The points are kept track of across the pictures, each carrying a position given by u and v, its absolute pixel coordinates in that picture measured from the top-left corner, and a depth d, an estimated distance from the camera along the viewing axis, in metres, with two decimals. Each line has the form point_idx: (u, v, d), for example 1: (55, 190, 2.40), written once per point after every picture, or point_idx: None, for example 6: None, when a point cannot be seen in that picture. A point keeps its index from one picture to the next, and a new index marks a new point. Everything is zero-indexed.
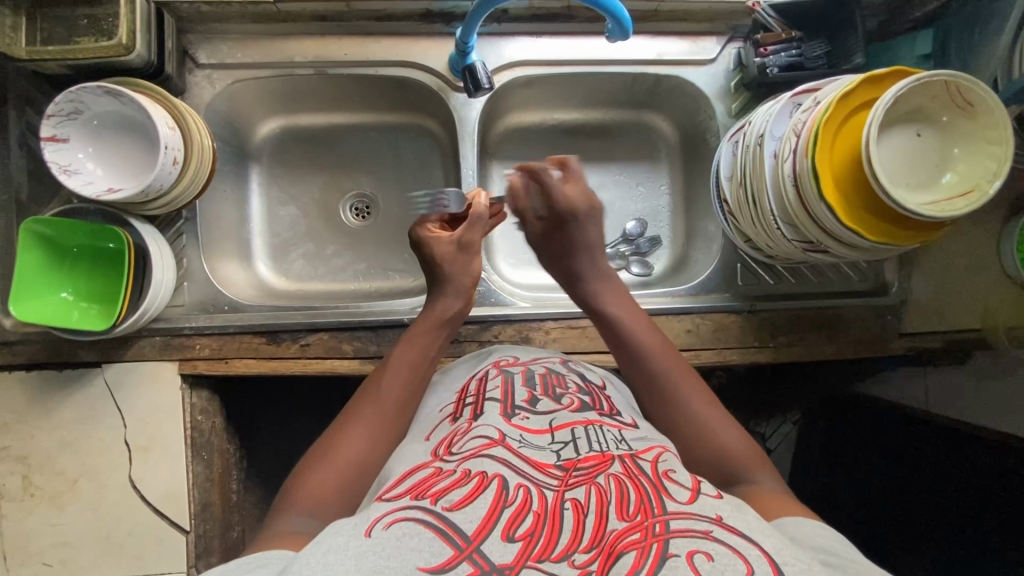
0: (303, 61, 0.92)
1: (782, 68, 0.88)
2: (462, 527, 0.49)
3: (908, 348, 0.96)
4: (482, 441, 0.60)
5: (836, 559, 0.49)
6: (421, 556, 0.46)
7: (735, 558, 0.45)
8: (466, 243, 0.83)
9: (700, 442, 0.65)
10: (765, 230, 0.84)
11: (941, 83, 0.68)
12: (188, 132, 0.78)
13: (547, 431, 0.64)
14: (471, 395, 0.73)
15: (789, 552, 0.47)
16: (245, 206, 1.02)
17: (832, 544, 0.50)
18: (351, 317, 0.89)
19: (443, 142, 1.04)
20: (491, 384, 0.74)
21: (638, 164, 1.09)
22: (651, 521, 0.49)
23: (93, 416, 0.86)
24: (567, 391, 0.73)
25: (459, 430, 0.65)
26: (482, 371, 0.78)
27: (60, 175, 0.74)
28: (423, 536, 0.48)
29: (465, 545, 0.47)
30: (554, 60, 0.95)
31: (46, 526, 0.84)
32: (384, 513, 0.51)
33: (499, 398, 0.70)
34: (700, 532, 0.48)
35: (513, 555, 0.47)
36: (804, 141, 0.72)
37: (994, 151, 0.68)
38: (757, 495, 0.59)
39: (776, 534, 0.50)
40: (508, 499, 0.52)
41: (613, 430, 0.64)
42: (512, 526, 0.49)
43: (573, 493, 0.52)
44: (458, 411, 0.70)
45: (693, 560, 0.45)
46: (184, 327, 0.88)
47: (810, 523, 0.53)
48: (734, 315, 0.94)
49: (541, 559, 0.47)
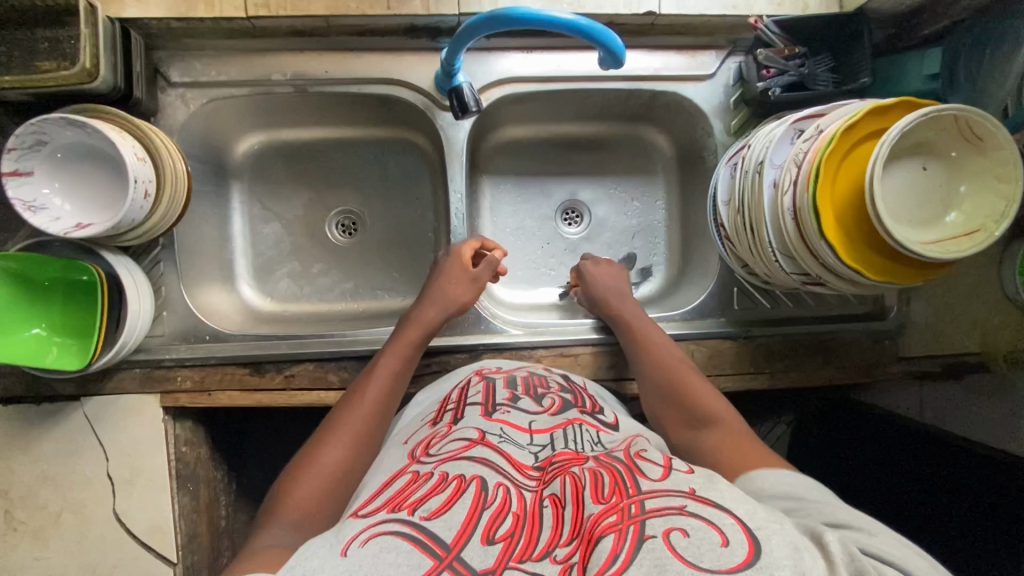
0: (280, 79, 0.87)
1: (785, 87, 0.85)
2: (441, 537, 0.47)
3: (907, 372, 0.95)
4: (461, 443, 0.59)
5: (800, 504, 0.53)
6: (401, 570, 0.44)
7: (710, 530, 0.44)
8: (479, 280, 0.86)
9: (680, 399, 0.73)
10: (762, 260, 0.81)
11: (950, 118, 0.64)
12: (160, 159, 0.75)
13: (527, 431, 0.63)
14: (452, 403, 0.70)
15: (762, 515, 0.46)
16: (227, 226, 0.99)
17: (797, 490, 0.54)
18: (336, 347, 0.87)
19: (431, 157, 1.01)
20: (472, 391, 0.71)
21: (633, 178, 1.06)
22: (627, 503, 0.47)
23: (73, 450, 0.84)
24: (549, 391, 0.72)
25: (437, 433, 0.64)
26: (464, 381, 0.76)
27: (26, 212, 0.69)
28: (400, 550, 0.46)
29: (445, 555, 0.46)
30: (546, 77, 0.91)
31: (30, 560, 0.83)
32: (361, 530, 0.49)
33: (480, 401, 0.68)
34: (676, 509, 0.47)
35: (494, 558, 0.45)
36: (806, 175, 0.69)
37: (1003, 189, 0.65)
38: (724, 442, 0.65)
39: (748, 498, 0.49)
40: (487, 500, 0.51)
41: (591, 430, 0.64)
42: (491, 529, 0.48)
43: (550, 490, 0.52)
44: (439, 417, 0.69)
45: (671, 538, 0.44)
46: (165, 359, 0.85)
47: (777, 473, 0.57)
48: (730, 341, 0.92)
49: (523, 560, 0.45)
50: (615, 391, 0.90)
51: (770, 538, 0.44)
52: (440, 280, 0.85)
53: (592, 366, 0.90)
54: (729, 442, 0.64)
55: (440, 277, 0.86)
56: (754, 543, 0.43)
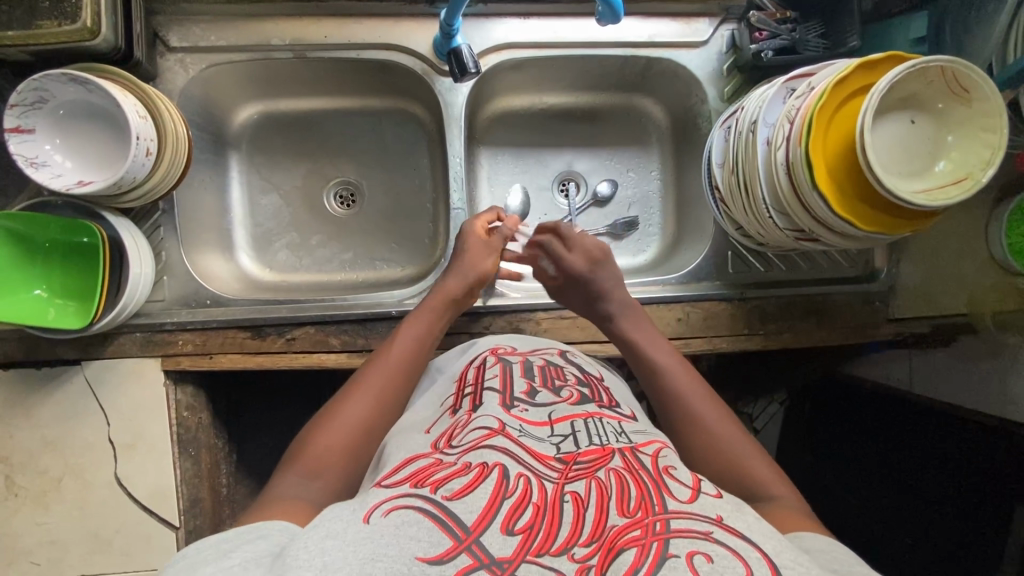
0: (279, 45, 0.88)
1: (776, 51, 0.87)
2: (462, 518, 0.48)
3: (896, 333, 0.97)
4: (482, 432, 0.59)
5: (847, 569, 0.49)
6: (420, 546, 0.46)
7: (734, 560, 0.45)
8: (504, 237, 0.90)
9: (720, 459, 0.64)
10: (756, 219, 0.83)
11: (938, 70, 0.66)
12: (162, 121, 0.75)
13: (547, 424, 0.63)
14: (470, 384, 0.71)
15: (789, 556, 0.47)
16: (226, 195, 0.99)
17: (845, 558, 0.50)
18: (337, 310, 0.88)
19: (429, 128, 1.02)
20: (489, 372, 0.72)
21: (629, 149, 1.08)
22: (651, 519, 0.48)
23: (74, 415, 0.84)
24: (566, 383, 0.72)
25: (459, 423, 0.64)
26: (480, 359, 0.77)
27: (28, 168, 0.70)
28: (422, 526, 0.47)
29: (464, 537, 0.47)
30: (542, 43, 0.92)
31: (32, 525, 0.83)
32: (384, 500, 0.51)
33: (498, 388, 0.68)
34: (701, 533, 0.47)
35: (513, 548, 0.46)
36: (798, 128, 0.71)
37: (987, 138, 0.67)
38: (774, 512, 0.59)
39: (776, 536, 0.50)
40: (509, 490, 0.51)
41: (612, 422, 0.64)
42: (512, 518, 0.48)
43: (573, 487, 0.52)
44: (458, 402, 0.69)
45: (693, 561, 0.44)
46: (166, 323, 0.86)
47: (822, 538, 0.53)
48: (725, 303, 0.94)
49: (541, 553, 0.46)
50: (614, 354, 0.91)
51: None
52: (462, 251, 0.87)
53: (590, 329, 0.91)
54: (776, 510, 0.58)
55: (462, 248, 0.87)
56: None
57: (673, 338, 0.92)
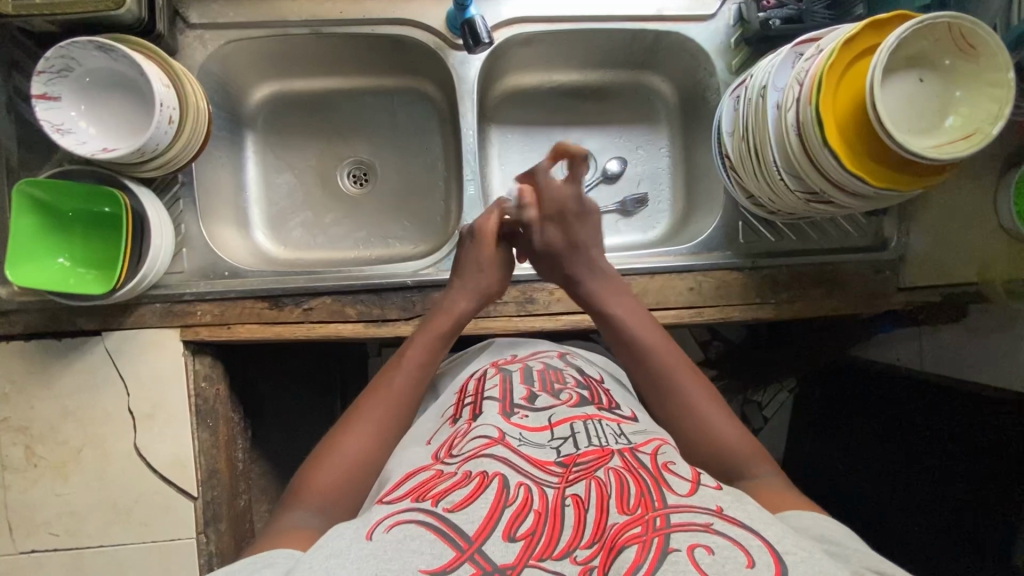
0: (297, 21, 0.90)
1: (783, 20, 0.88)
2: (463, 529, 0.49)
3: (908, 303, 0.97)
4: (482, 441, 0.61)
5: (839, 548, 0.50)
6: (422, 559, 0.46)
7: (735, 549, 0.46)
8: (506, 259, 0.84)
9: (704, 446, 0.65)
10: (769, 184, 0.84)
11: (944, 27, 0.68)
12: (184, 93, 0.77)
13: (546, 428, 0.64)
14: (470, 395, 0.73)
15: (790, 541, 0.48)
16: (241, 173, 1.01)
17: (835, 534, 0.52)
18: (353, 280, 0.89)
19: (441, 106, 1.03)
20: (489, 383, 0.74)
21: (638, 126, 1.09)
22: (652, 515, 0.49)
23: (93, 385, 0.85)
24: (566, 386, 0.72)
25: (459, 433, 0.65)
26: (480, 371, 0.79)
27: (54, 134, 0.72)
28: (424, 539, 0.48)
29: (467, 546, 0.47)
30: (553, 17, 0.94)
31: (51, 496, 0.84)
32: (385, 516, 0.51)
33: (497, 397, 0.70)
34: (701, 526, 0.48)
35: (515, 555, 0.47)
36: (808, 88, 0.72)
37: (995, 93, 0.68)
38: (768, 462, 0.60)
39: (777, 523, 0.50)
40: (509, 498, 0.52)
41: (611, 424, 0.64)
42: (513, 526, 0.49)
43: (573, 489, 0.53)
44: (457, 413, 0.71)
45: (694, 554, 0.45)
46: (184, 293, 0.87)
47: (809, 515, 0.54)
48: (737, 272, 0.94)
49: (543, 558, 0.47)
50: None
51: (797, 566, 0.45)
52: (468, 267, 0.82)
53: None
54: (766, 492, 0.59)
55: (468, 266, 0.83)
56: (779, 566, 0.45)
57: (685, 307, 0.93)
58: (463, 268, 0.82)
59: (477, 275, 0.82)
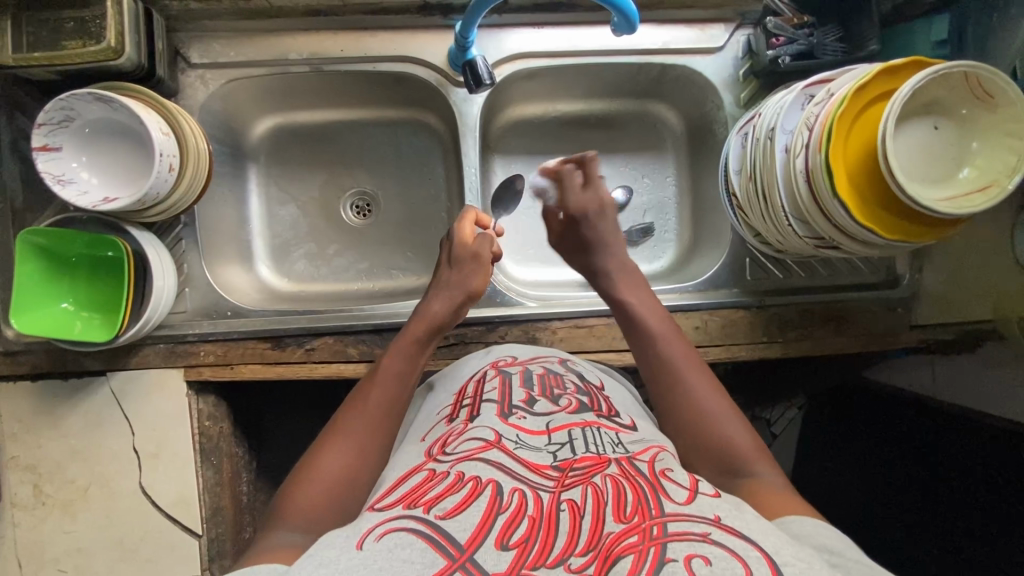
0: (297, 58, 0.90)
1: (794, 56, 0.86)
2: (455, 536, 0.47)
3: (920, 340, 0.94)
4: (476, 444, 0.58)
5: (841, 559, 0.48)
6: (414, 568, 0.44)
7: (733, 560, 0.44)
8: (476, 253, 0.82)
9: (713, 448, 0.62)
10: (775, 226, 0.82)
11: (960, 75, 0.65)
12: (184, 138, 0.77)
13: (544, 433, 0.61)
14: (469, 397, 0.70)
15: (789, 552, 0.46)
16: (245, 207, 1.00)
17: (836, 543, 0.49)
18: (356, 319, 0.89)
19: (444, 138, 1.02)
20: (488, 385, 0.71)
21: (644, 155, 1.07)
22: (648, 523, 0.47)
23: (99, 424, 0.86)
24: (565, 392, 0.70)
25: (455, 431, 0.63)
26: (480, 373, 0.76)
27: (55, 185, 0.74)
28: (414, 547, 0.46)
29: (458, 555, 0.45)
30: (556, 52, 0.93)
31: (59, 533, 0.85)
32: (376, 524, 0.49)
33: (496, 399, 0.67)
34: (699, 536, 0.46)
35: (507, 564, 0.44)
36: (817, 136, 0.70)
37: (1013, 143, 0.66)
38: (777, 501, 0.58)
39: (775, 532, 0.48)
40: (502, 505, 0.49)
41: (610, 433, 0.62)
42: (506, 534, 0.47)
43: (569, 494, 0.51)
44: (455, 412, 0.68)
45: (691, 564, 0.43)
46: (188, 333, 0.87)
47: (812, 521, 0.52)
48: (744, 311, 0.93)
49: (537, 566, 0.44)
50: (632, 364, 0.91)
51: None
52: (446, 270, 0.82)
53: (607, 337, 0.91)
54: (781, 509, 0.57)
55: (447, 268, 0.82)
56: None
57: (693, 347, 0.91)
58: (442, 271, 0.82)
59: (453, 271, 0.81)
